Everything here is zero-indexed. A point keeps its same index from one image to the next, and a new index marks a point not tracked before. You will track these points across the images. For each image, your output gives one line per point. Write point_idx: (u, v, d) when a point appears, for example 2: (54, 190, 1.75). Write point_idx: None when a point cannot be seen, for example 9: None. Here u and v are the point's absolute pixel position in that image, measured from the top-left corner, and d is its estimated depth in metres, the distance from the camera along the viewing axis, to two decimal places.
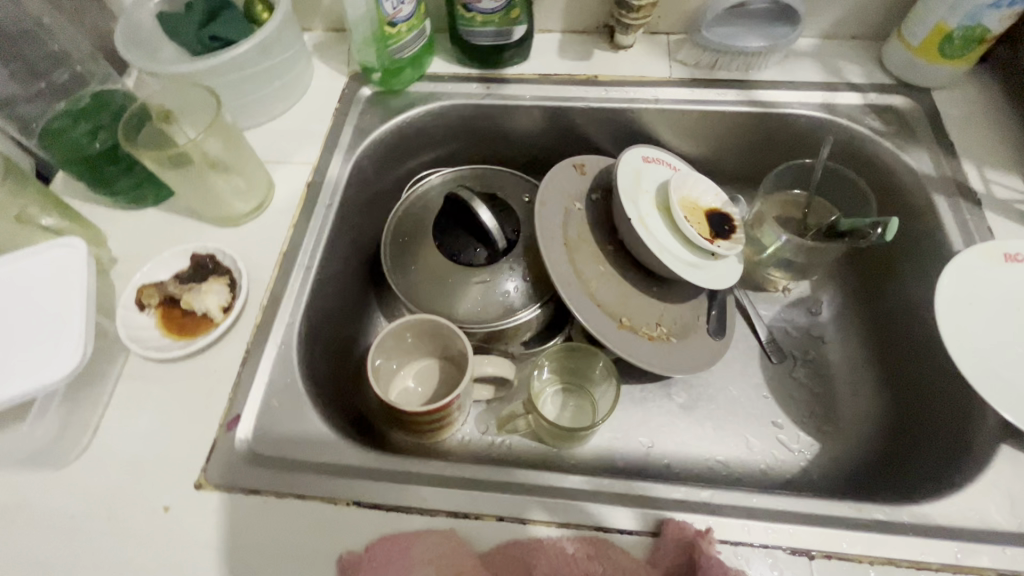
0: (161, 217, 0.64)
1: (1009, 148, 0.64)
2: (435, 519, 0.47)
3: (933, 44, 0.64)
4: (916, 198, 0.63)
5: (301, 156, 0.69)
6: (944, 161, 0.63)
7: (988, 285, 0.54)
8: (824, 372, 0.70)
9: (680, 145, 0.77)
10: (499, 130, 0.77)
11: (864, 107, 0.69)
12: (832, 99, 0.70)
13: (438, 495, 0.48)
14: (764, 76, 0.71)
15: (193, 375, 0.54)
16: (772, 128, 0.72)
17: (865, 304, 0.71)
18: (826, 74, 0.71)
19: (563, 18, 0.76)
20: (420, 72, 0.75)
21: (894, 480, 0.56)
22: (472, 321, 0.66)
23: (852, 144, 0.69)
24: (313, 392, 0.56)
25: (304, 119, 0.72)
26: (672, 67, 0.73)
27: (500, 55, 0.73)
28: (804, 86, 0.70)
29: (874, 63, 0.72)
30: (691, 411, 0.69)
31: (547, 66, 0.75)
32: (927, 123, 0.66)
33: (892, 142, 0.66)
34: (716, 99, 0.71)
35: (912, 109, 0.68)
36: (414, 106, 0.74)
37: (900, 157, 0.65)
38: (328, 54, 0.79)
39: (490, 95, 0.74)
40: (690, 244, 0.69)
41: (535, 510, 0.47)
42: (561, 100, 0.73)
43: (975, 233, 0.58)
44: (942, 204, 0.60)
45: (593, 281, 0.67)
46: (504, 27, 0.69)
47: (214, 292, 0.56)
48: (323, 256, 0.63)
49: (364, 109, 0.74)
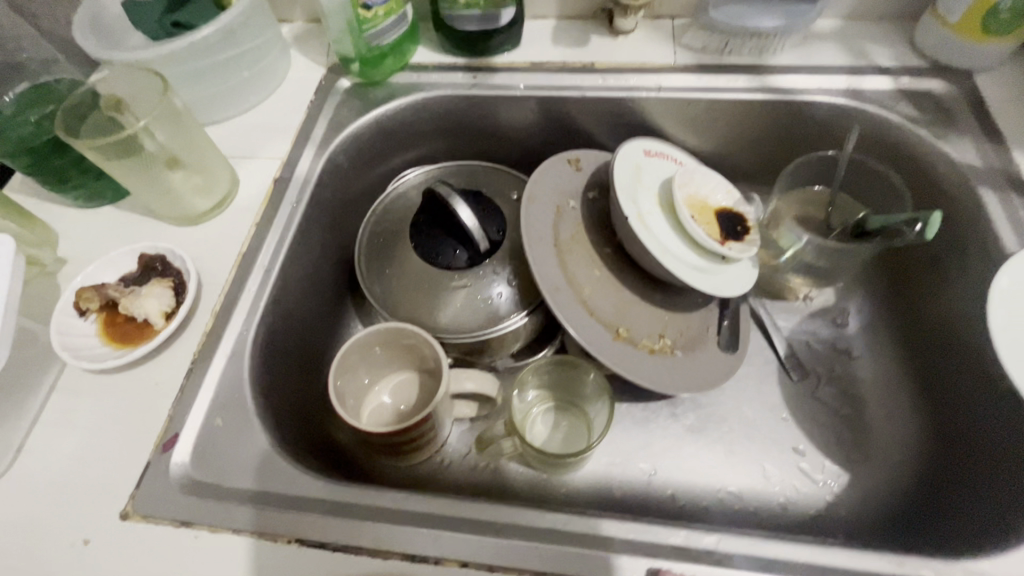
0: (116, 214, 0.59)
1: None
2: (390, 563, 0.40)
3: (976, 19, 0.56)
4: (958, 193, 0.55)
5: (270, 151, 0.64)
6: (991, 151, 0.55)
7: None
8: (851, 392, 0.62)
9: (687, 138, 0.70)
10: (488, 124, 0.71)
11: (894, 93, 0.61)
12: (858, 83, 0.62)
13: (397, 533, 0.41)
14: (779, 61, 0.64)
15: (131, 388, 0.48)
16: (790, 118, 0.64)
17: (899, 313, 0.62)
18: (850, 57, 0.64)
19: (557, 3, 0.70)
20: (402, 62, 0.69)
21: (943, 526, 0.48)
22: (452, 331, 0.59)
23: (882, 134, 0.61)
24: (267, 409, 0.50)
25: (277, 112, 0.67)
26: (677, 53, 0.66)
27: (487, 41, 0.67)
28: (826, 71, 0.63)
29: (905, 44, 0.64)
30: (700, 435, 0.61)
31: (540, 54, 0.69)
32: (968, 109, 0.58)
33: (929, 130, 0.58)
34: (726, 86, 0.64)
35: (950, 94, 0.60)
36: (395, 97, 0.68)
37: (939, 147, 0.57)
38: (307, 45, 0.74)
39: (477, 85, 0.68)
40: (697, 246, 0.62)
41: (508, 556, 0.40)
42: (554, 89, 0.67)
43: None
44: (989, 199, 0.52)
45: (587, 287, 0.60)
46: (490, 10, 0.63)
47: (154, 297, 0.50)
48: (288, 257, 0.58)
49: (342, 102, 0.69)
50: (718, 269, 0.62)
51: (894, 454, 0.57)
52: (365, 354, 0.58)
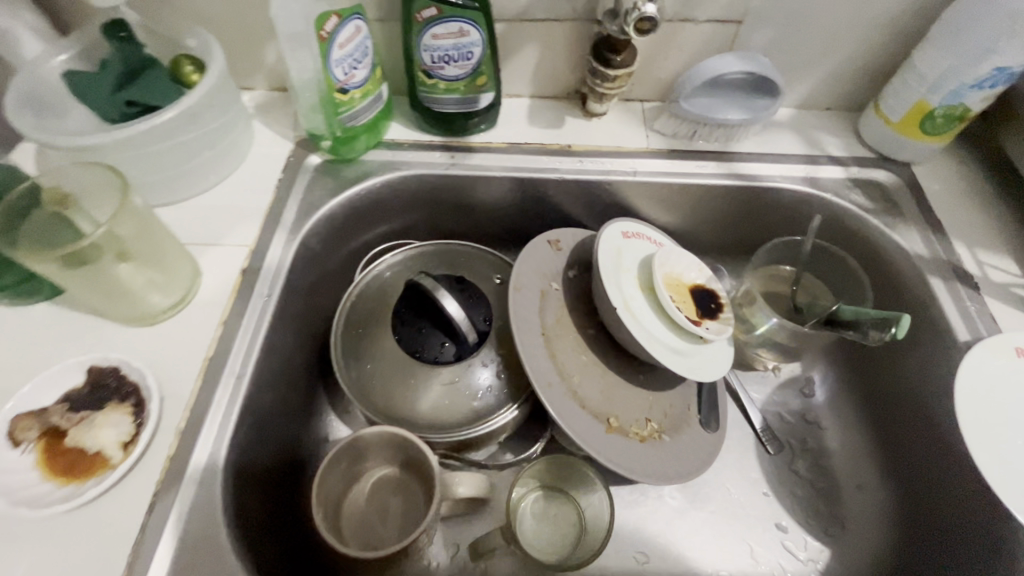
0: (57, 314, 0.53)
1: (998, 226, 0.61)
2: None
3: (914, 120, 0.62)
4: (911, 280, 0.60)
5: (236, 237, 0.59)
6: (936, 242, 0.60)
7: (1007, 384, 0.50)
8: (824, 464, 0.65)
9: (659, 217, 0.72)
10: (465, 202, 0.70)
11: (847, 181, 0.66)
12: (815, 172, 0.67)
13: None
14: (744, 148, 0.68)
15: (81, 530, 0.42)
16: (756, 202, 0.68)
17: (860, 384, 0.66)
18: (807, 146, 0.68)
19: (532, 84, 0.70)
20: (376, 139, 0.68)
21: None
22: (438, 428, 0.57)
23: (838, 220, 0.65)
24: (244, 541, 0.45)
25: (242, 192, 0.63)
26: (649, 137, 0.69)
27: (465, 122, 0.67)
28: (786, 159, 0.67)
29: (852, 134, 0.69)
30: (688, 516, 0.62)
31: (517, 134, 0.69)
32: (912, 200, 0.64)
33: (881, 219, 0.63)
34: (697, 172, 0.67)
35: (895, 184, 0.65)
36: (370, 176, 0.66)
37: (891, 236, 0.62)
38: (272, 116, 0.70)
39: (455, 165, 0.67)
40: (678, 328, 0.63)
41: None
42: (533, 171, 0.67)
43: (977, 320, 0.55)
44: (939, 288, 0.57)
45: (575, 376, 0.60)
46: (470, 95, 0.63)
47: (112, 425, 0.46)
48: (260, 357, 0.53)
49: (312, 181, 0.66)
50: (699, 351, 0.63)
51: (870, 528, 0.60)
52: (346, 457, 0.54)
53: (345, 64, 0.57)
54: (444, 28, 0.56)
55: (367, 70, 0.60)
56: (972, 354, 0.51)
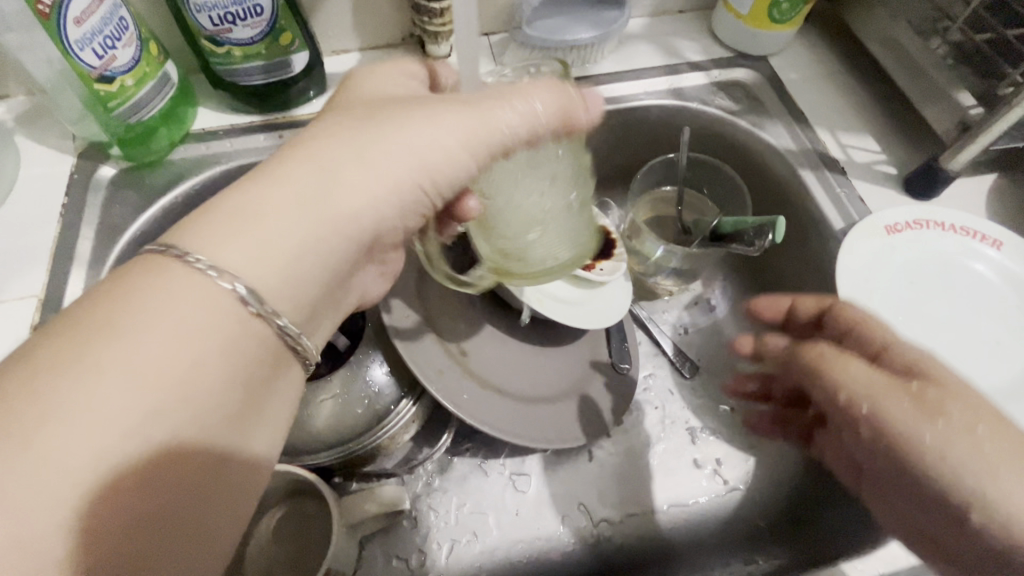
0: None
1: (855, 107, 0.60)
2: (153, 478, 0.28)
3: (762, 10, 0.59)
4: (785, 178, 0.59)
5: (19, 288, 0.48)
6: (800, 132, 0.59)
7: (885, 265, 0.49)
8: (735, 374, 0.64)
9: None
10: None
11: (709, 86, 0.63)
12: (678, 83, 0.63)
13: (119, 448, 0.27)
14: (603, 70, 0.63)
15: None
16: (626, 125, 0.64)
17: (761, 293, 0.65)
18: (666, 56, 0.64)
19: (357, 34, 0.61)
20: (180, 131, 0.56)
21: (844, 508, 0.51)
22: (332, 448, 0.51)
23: (708, 129, 0.63)
24: None
25: (16, 230, 0.51)
26: None
27: (285, 93, 0.57)
28: (646, 73, 0.63)
29: (708, 35, 0.66)
30: (618, 460, 0.60)
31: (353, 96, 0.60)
32: (774, 94, 0.62)
33: (747, 120, 0.61)
34: None
35: (756, 80, 0.63)
36: (182, 178, 0.55)
37: (759, 135, 0.60)
38: (39, 126, 0.56)
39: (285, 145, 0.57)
40: (572, 277, 0.59)
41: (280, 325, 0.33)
42: None
43: (849, 203, 0.54)
44: (811, 180, 0.56)
45: (469, 352, 0.54)
46: (277, 59, 0.53)
47: None
48: None
49: (110, 197, 0.53)
50: (597, 296, 0.59)
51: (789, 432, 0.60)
52: None
53: (95, 43, 0.45)
54: None
55: (134, 47, 0.47)
56: (850, 237, 0.49)
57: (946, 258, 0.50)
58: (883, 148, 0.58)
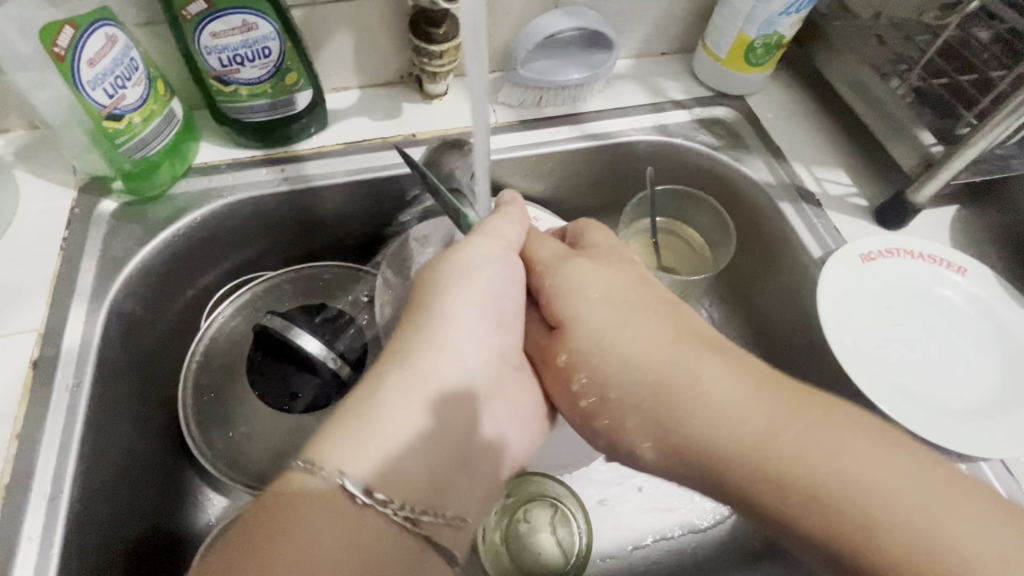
0: None
1: (827, 142, 0.65)
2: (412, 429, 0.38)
3: (739, 53, 0.64)
4: (764, 209, 0.62)
5: (19, 323, 0.48)
6: (778, 167, 0.63)
7: (860, 291, 0.53)
8: None
9: (526, 189, 0.69)
10: (312, 217, 0.62)
11: (693, 123, 0.67)
12: (661, 119, 0.67)
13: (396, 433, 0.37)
14: (592, 106, 0.67)
15: None
16: (614, 158, 0.67)
17: (750, 315, 0.67)
18: (650, 94, 0.69)
19: (357, 72, 0.63)
20: (183, 165, 0.57)
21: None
22: None
23: (691, 163, 0.67)
24: None
25: (15, 266, 0.51)
26: (497, 111, 0.65)
27: (287, 129, 0.58)
28: (634, 111, 0.67)
29: (689, 75, 0.70)
30: (608, 483, 0.61)
31: (352, 132, 0.62)
32: (752, 131, 0.66)
33: (728, 155, 0.65)
34: (549, 139, 0.65)
35: (735, 118, 0.67)
36: (186, 210, 0.56)
37: (739, 168, 0.64)
38: (39, 160, 0.56)
39: (286, 180, 0.59)
40: None
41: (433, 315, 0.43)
42: (377, 170, 0.61)
43: (825, 233, 0.58)
44: (788, 211, 0.60)
45: None
46: (282, 97, 0.54)
47: None
48: (81, 466, 0.43)
49: (112, 230, 0.54)
50: None
51: None
52: None
53: (106, 83, 0.46)
54: (224, 23, 0.47)
55: (144, 86, 0.49)
56: (828, 269, 0.53)
57: (921, 284, 0.53)
58: (855, 181, 0.62)
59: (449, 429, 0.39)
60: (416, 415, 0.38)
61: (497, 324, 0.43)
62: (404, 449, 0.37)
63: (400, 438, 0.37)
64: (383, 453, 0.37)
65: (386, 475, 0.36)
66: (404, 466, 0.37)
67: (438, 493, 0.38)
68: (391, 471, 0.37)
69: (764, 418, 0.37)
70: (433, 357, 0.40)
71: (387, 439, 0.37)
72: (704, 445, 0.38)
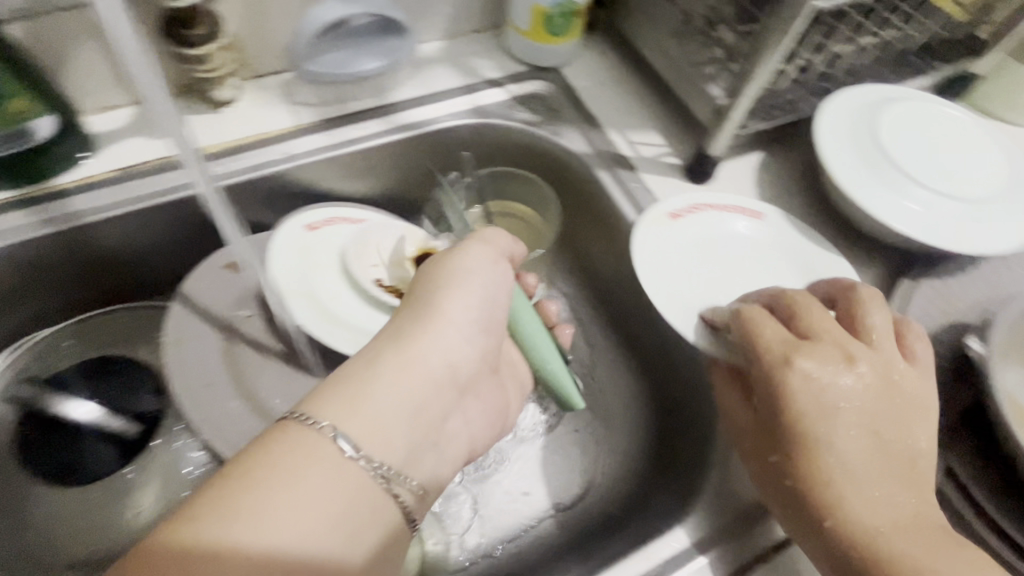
0: None
1: (641, 104, 0.65)
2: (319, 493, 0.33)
3: (539, 24, 0.62)
4: (585, 180, 0.62)
5: None
6: (593, 136, 0.63)
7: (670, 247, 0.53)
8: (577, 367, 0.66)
9: (350, 191, 0.65)
10: (95, 257, 0.55)
11: (510, 101, 0.65)
12: (477, 100, 0.64)
13: (287, 520, 0.31)
14: (402, 95, 0.63)
15: None
16: (435, 148, 0.64)
17: (595, 287, 0.67)
18: (463, 76, 0.66)
19: (122, 87, 0.56)
20: None
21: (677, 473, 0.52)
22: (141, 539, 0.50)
23: (514, 142, 0.65)
24: None
25: None
26: (296, 112, 0.60)
27: (36, 163, 0.50)
28: (446, 95, 0.64)
29: (503, 51, 0.68)
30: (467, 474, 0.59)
31: (126, 155, 0.55)
32: (568, 102, 0.65)
33: (546, 129, 0.63)
34: (358, 135, 0.61)
35: (551, 90, 0.66)
36: None
37: (557, 142, 0.63)
38: None
39: (47, 221, 0.51)
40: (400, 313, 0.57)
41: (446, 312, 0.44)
42: (162, 194, 0.55)
43: (639, 198, 0.59)
44: (605, 180, 0.60)
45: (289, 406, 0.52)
46: (14, 130, 0.47)
47: None
48: None
49: None
50: None
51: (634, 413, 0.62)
52: None
53: None
54: None
55: None
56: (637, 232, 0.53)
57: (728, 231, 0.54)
58: (667, 140, 0.62)
59: (365, 487, 0.35)
60: (403, 403, 0.38)
61: (485, 328, 0.45)
62: (285, 515, 0.31)
63: (377, 434, 0.36)
64: (290, 518, 0.31)
65: (294, 537, 0.31)
66: (305, 526, 0.31)
67: (341, 547, 0.33)
68: (299, 527, 0.31)
69: (863, 400, 0.39)
70: (435, 359, 0.41)
71: (293, 506, 0.31)
72: (832, 472, 0.38)
